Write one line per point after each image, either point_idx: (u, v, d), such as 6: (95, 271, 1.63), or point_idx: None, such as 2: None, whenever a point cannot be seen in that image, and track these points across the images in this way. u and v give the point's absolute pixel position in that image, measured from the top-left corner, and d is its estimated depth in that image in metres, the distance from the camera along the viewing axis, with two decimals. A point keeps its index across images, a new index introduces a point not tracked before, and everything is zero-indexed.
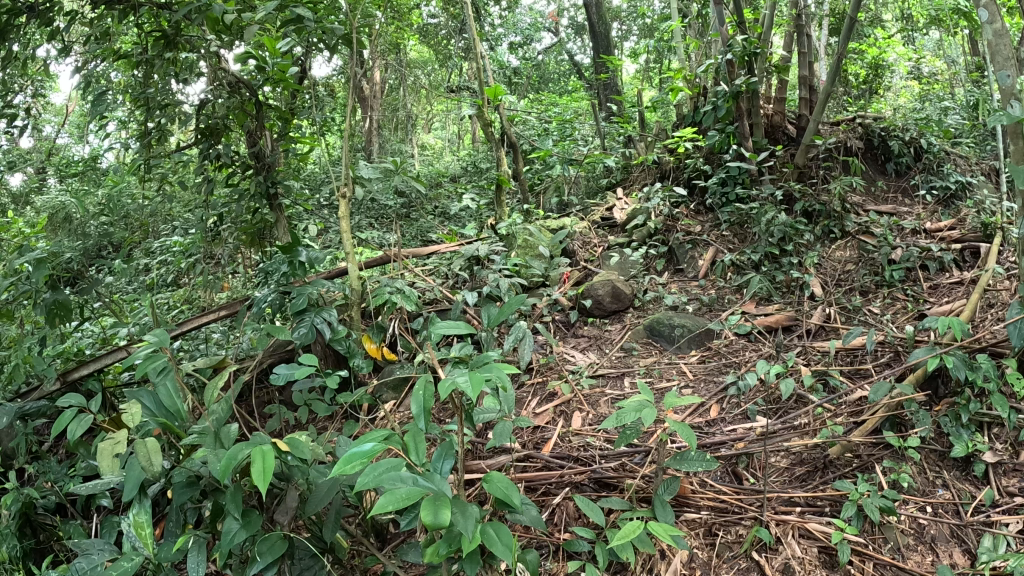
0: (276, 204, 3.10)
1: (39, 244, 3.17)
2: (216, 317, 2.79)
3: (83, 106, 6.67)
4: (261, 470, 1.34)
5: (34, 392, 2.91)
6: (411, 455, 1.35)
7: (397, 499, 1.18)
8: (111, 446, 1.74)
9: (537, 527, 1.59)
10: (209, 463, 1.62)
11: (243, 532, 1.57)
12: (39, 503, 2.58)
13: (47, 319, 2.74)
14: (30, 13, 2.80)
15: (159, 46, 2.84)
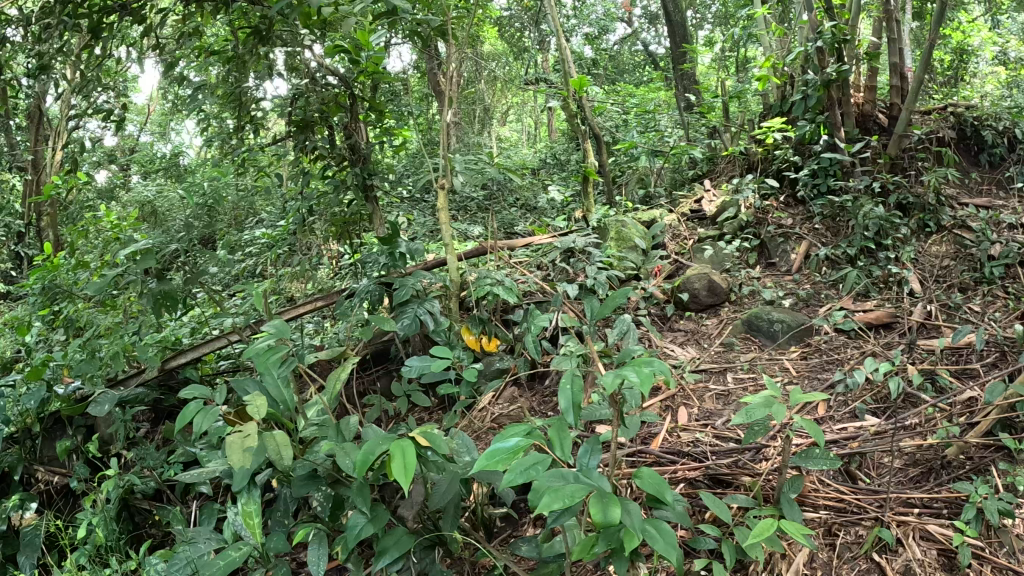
0: (371, 196, 3.11)
1: (136, 234, 3.26)
2: (313, 307, 2.81)
3: (168, 106, 6.90)
4: (403, 467, 1.31)
5: (134, 376, 3.02)
6: (557, 450, 1.26)
7: (564, 497, 1.15)
8: (242, 439, 1.66)
9: (686, 525, 1.48)
10: (338, 456, 1.63)
11: (371, 526, 1.59)
12: (137, 489, 2.67)
13: (153, 308, 2.82)
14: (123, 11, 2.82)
15: (252, 42, 2.90)
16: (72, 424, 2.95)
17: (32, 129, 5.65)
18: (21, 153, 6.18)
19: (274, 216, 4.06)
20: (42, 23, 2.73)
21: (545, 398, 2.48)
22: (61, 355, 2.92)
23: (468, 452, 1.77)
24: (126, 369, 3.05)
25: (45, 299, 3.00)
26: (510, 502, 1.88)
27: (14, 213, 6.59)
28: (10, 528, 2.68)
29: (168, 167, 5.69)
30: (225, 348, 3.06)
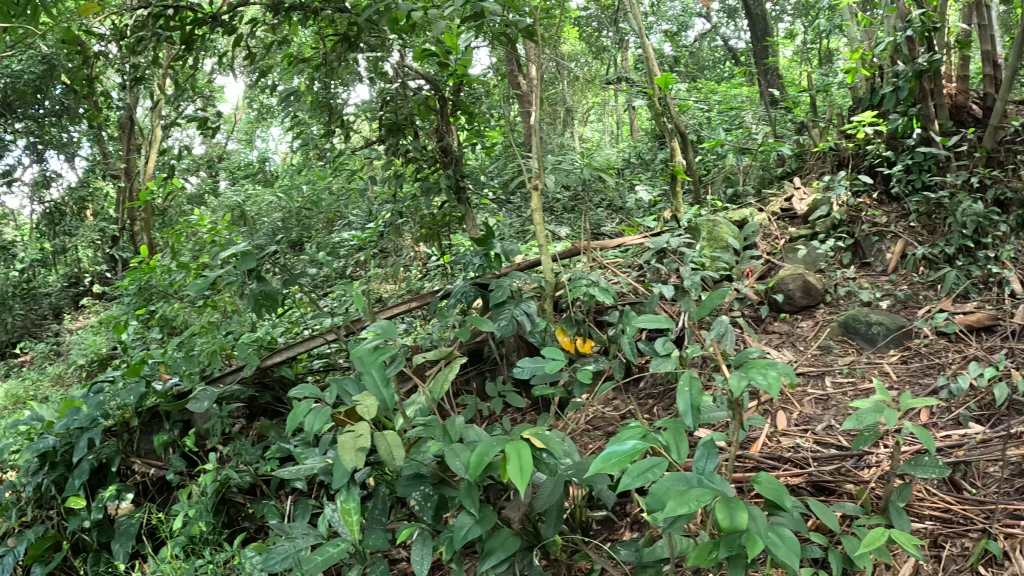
0: (464, 197, 3.14)
1: (233, 235, 3.30)
2: (408, 308, 2.85)
3: (254, 114, 7.12)
4: (519, 469, 1.40)
5: (230, 373, 3.11)
6: (672, 452, 1.38)
7: (693, 500, 1.26)
8: (355, 439, 1.75)
9: (798, 529, 1.53)
10: (449, 458, 1.69)
11: (479, 527, 1.67)
12: (233, 484, 2.74)
13: (254, 308, 2.90)
14: (214, 22, 2.69)
15: (340, 47, 2.95)
16: (169, 418, 3.02)
17: (127, 138, 5.89)
18: (117, 161, 6.45)
19: (362, 218, 4.11)
20: (137, 34, 2.63)
21: (642, 401, 2.63)
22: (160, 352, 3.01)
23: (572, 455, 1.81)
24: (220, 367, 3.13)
25: (142, 299, 3.24)
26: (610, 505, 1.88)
27: (110, 219, 6.88)
28: (106, 515, 2.61)
29: (257, 172, 5.88)
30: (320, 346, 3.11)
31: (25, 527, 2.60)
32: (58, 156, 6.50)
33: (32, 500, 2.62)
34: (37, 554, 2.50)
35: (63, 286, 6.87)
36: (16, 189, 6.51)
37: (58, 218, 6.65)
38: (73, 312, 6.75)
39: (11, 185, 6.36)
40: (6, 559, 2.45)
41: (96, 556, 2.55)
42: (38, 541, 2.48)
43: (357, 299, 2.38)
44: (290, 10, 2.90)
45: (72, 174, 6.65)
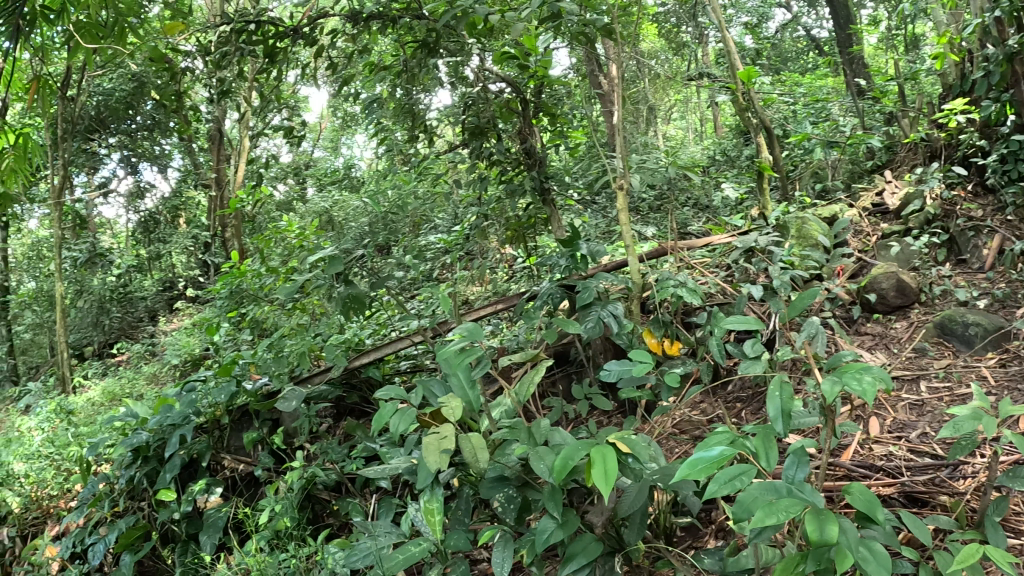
0: (549, 199, 3.11)
1: (321, 241, 3.36)
2: (494, 311, 2.91)
3: (338, 120, 7.30)
4: (603, 474, 1.45)
5: (318, 374, 3.20)
6: (762, 460, 1.37)
7: (780, 512, 1.24)
8: (438, 440, 1.78)
9: (891, 544, 1.48)
10: (534, 461, 1.71)
11: (560, 532, 1.69)
12: (319, 481, 2.79)
13: (342, 312, 2.93)
14: (294, 36, 2.77)
15: (420, 54, 2.97)
16: (258, 416, 3.11)
17: (216, 149, 6.04)
18: (209, 170, 6.70)
19: (448, 221, 4.11)
20: (222, 49, 2.70)
21: (730, 404, 2.57)
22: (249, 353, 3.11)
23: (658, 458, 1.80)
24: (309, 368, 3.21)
25: (234, 302, 3.39)
26: (696, 512, 1.86)
27: (203, 225, 7.16)
28: (194, 508, 2.63)
29: (343, 178, 6.03)
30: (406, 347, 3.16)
31: (116, 516, 2.63)
32: (152, 167, 6.82)
33: (123, 492, 2.67)
34: (127, 542, 2.52)
35: (159, 290, 7.17)
36: (114, 200, 6.84)
37: (154, 226, 6.95)
38: (169, 315, 7.04)
39: (109, 197, 6.70)
40: (99, 547, 2.47)
41: (184, 546, 2.54)
42: (129, 529, 2.50)
43: (442, 302, 2.40)
44: (368, 19, 2.90)
45: (166, 185, 6.94)
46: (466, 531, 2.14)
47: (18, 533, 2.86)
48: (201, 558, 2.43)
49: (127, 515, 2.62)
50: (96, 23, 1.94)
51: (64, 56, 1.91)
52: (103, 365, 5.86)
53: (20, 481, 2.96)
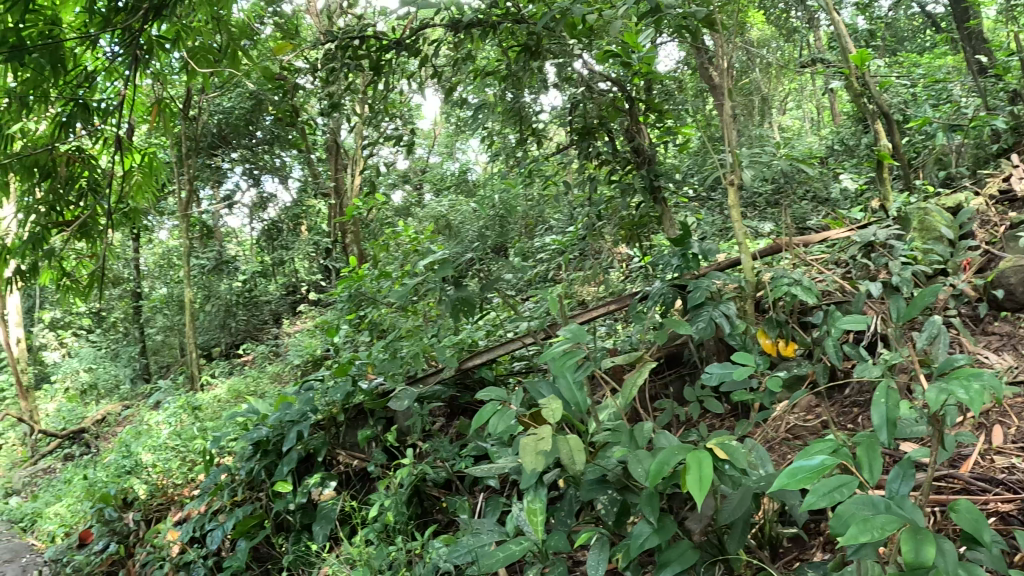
0: (661, 197, 2.89)
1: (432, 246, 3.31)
2: (602, 312, 2.78)
3: (451, 125, 7.43)
4: (698, 480, 1.41)
5: (431, 375, 3.16)
6: (864, 472, 1.32)
7: (874, 529, 1.17)
8: (535, 441, 1.79)
9: (999, 568, 1.38)
10: (631, 465, 1.68)
11: (655, 537, 1.66)
12: (429, 478, 2.68)
13: (452, 314, 2.98)
14: (398, 47, 2.69)
15: (523, 58, 2.79)
16: (373, 414, 3.10)
17: (332, 159, 6.17)
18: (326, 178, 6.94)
19: (562, 222, 3.95)
20: (330, 65, 2.71)
21: (845, 410, 2.41)
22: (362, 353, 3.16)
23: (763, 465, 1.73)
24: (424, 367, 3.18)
25: (352, 305, 3.50)
26: (802, 523, 1.76)
27: (323, 232, 7.47)
28: (308, 499, 2.72)
29: (457, 183, 6.17)
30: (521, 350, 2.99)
31: (236, 505, 2.82)
32: (272, 178, 7.24)
33: (244, 482, 2.85)
34: (243, 529, 2.68)
35: (283, 294, 7.57)
36: (239, 211, 7.31)
37: (277, 234, 7.42)
38: (291, 317, 7.44)
39: (233, 208, 7.24)
40: (217, 533, 2.67)
41: (297, 535, 2.65)
42: (245, 517, 2.65)
43: (552, 305, 2.29)
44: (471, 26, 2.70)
45: (287, 195, 7.33)
46: (568, 533, 2.06)
47: (146, 517, 3.12)
48: (312, 548, 2.51)
49: (246, 505, 2.78)
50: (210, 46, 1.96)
51: (184, 79, 2.06)
52: (230, 365, 6.27)
53: (151, 471, 3.29)
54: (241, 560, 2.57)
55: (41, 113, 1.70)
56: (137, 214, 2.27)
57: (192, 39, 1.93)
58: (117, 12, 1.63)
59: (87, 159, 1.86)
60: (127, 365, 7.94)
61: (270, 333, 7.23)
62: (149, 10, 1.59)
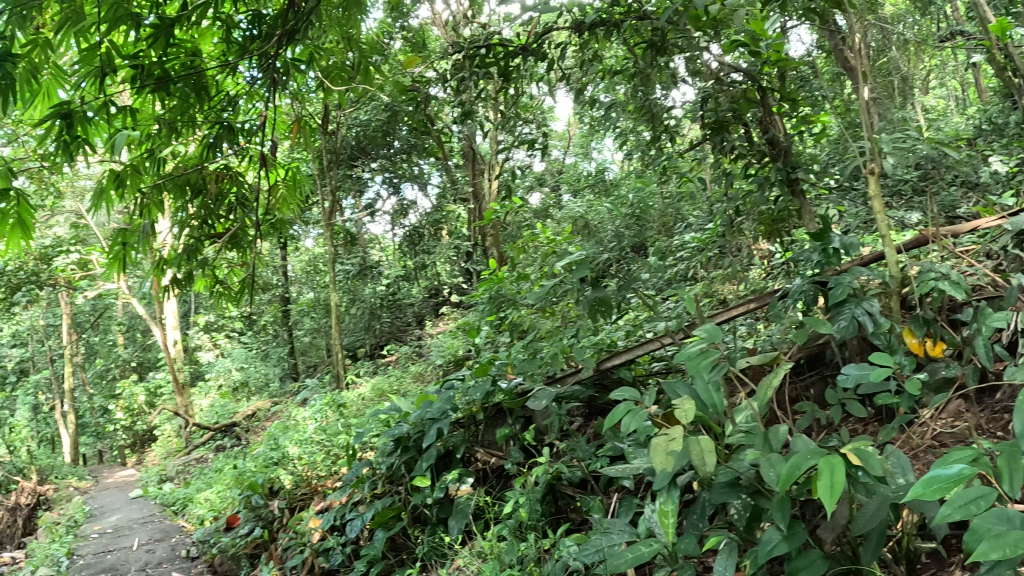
0: (800, 190, 2.54)
1: (573, 245, 2.88)
2: (745, 309, 2.49)
3: (584, 126, 7.40)
4: (830, 486, 1.27)
5: (570, 375, 2.71)
6: (1004, 484, 1.18)
7: (1003, 545, 1.05)
8: (666, 442, 1.63)
9: None
10: (762, 467, 1.53)
11: (784, 545, 1.52)
12: (565, 477, 2.39)
13: (588, 315, 2.47)
14: (525, 53, 2.51)
15: (649, 55, 2.57)
16: (511, 413, 2.77)
17: (470, 164, 6.22)
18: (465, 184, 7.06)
19: (702, 218, 3.66)
20: (457, 75, 2.56)
21: (996, 415, 2.17)
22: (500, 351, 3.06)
23: (903, 472, 1.56)
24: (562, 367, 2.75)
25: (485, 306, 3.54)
26: (944, 538, 1.59)
27: (463, 236, 7.56)
28: (445, 494, 2.75)
29: (593, 184, 6.16)
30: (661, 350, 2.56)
31: (376, 497, 2.94)
32: (412, 186, 7.52)
33: (385, 476, 2.95)
34: (382, 520, 2.76)
35: (425, 296, 7.90)
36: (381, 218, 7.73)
37: (419, 239, 7.66)
38: (432, 318, 7.72)
39: (375, 215, 7.53)
40: (357, 522, 2.79)
41: (432, 529, 2.70)
42: (384, 509, 2.75)
43: (688, 298, 2.03)
44: (593, 28, 2.49)
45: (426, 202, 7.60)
46: (701, 539, 1.80)
47: (290, 506, 3.41)
48: (447, 541, 2.55)
49: (386, 497, 2.88)
50: (344, 65, 2.10)
51: (320, 96, 2.20)
52: (375, 365, 6.60)
53: (297, 463, 3.56)
54: (377, 549, 2.67)
55: (190, 136, 1.89)
56: (283, 225, 2.43)
57: (327, 59, 2.07)
58: (252, 39, 1.79)
59: (235, 176, 2.06)
60: (277, 364, 8.84)
61: (413, 334, 7.57)
62: (281, 37, 1.68)
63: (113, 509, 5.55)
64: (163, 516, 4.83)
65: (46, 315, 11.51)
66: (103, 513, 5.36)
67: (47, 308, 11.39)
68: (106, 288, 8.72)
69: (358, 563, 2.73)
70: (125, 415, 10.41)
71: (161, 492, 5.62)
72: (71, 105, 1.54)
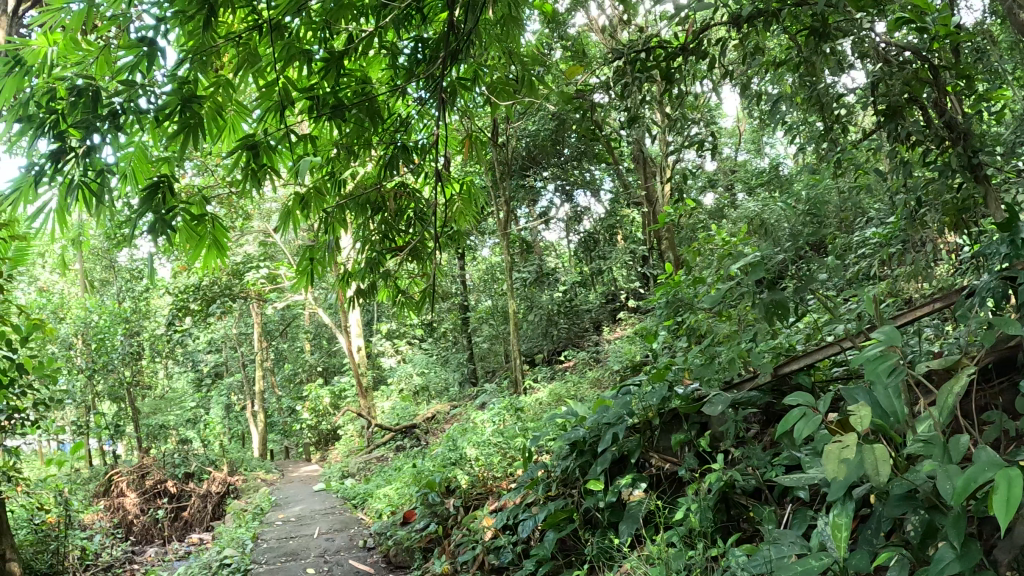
0: (984, 176, 2.20)
1: (750, 246, 2.75)
2: (928, 309, 2.23)
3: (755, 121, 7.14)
4: (1005, 501, 1.13)
5: (747, 380, 2.62)
6: None
7: None
8: (838, 449, 1.48)
9: None
10: (937, 480, 1.39)
11: (957, 564, 1.38)
12: (738, 484, 2.29)
13: (765, 321, 2.26)
14: (684, 54, 2.32)
15: (811, 44, 2.17)
16: (686, 418, 2.66)
17: (641, 167, 6.07)
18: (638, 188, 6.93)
19: (883, 211, 3.26)
20: (621, 81, 2.47)
21: None
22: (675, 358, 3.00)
23: None
24: (740, 372, 2.67)
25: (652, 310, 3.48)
26: None
27: (639, 240, 7.39)
28: (618, 498, 2.71)
29: (770, 180, 5.90)
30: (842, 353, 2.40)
31: (549, 499, 2.97)
32: (585, 193, 7.61)
33: (558, 479, 2.99)
34: (554, 521, 2.79)
35: (602, 302, 7.95)
36: (555, 225, 7.96)
37: (594, 245, 7.70)
38: (609, 324, 7.73)
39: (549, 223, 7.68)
40: (530, 523, 2.83)
41: (603, 533, 2.68)
42: (556, 511, 2.77)
43: (867, 298, 1.89)
44: (753, 19, 2.14)
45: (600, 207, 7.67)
46: (876, 554, 1.70)
47: (465, 504, 3.55)
48: (618, 545, 2.52)
49: (559, 500, 2.90)
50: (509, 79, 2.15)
51: (488, 111, 2.28)
52: (552, 371, 6.71)
53: (473, 464, 3.77)
54: (547, 550, 2.70)
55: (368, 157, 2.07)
56: (460, 236, 2.55)
57: (492, 75, 2.12)
58: (420, 63, 1.90)
59: (411, 192, 2.18)
60: (456, 369, 9.27)
61: (590, 339, 7.64)
62: (446, 58, 1.74)
63: (298, 500, 6.02)
64: (342, 509, 5.18)
65: (237, 325, 12.62)
66: (286, 504, 5.84)
67: (239, 318, 12.56)
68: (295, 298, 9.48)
69: (527, 562, 2.77)
70: (312, 415, 11.26)
71: (344, 487, 6.05)
72: (257, 137, 1.71)
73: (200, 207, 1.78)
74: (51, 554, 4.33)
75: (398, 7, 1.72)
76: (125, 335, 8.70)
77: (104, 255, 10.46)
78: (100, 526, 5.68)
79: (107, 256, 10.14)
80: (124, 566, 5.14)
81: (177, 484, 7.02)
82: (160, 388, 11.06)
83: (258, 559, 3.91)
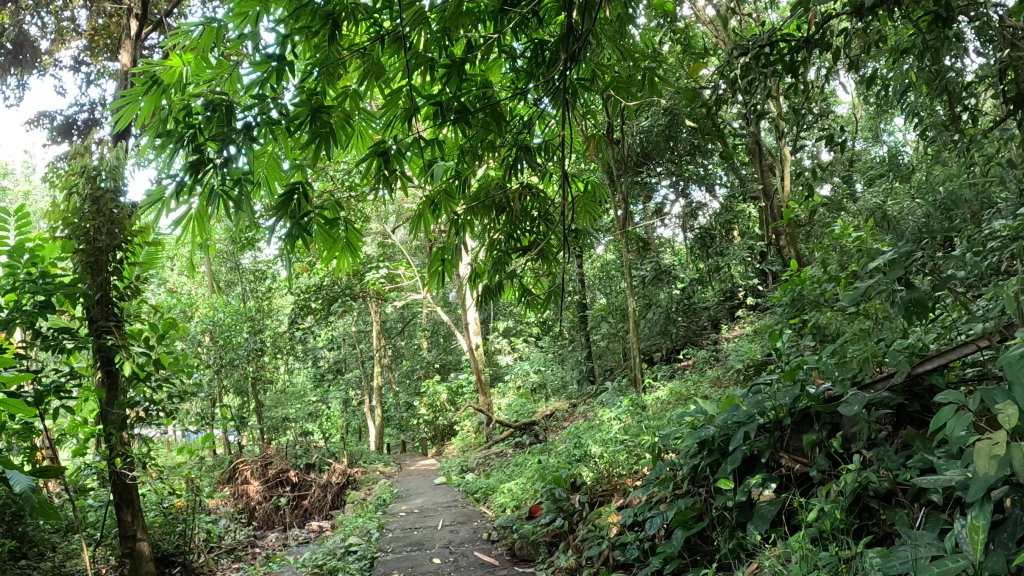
0: None
1: (882, 241, 2.60)
2: None
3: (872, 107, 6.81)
4: None
5: (881, 380, 2.49)
6: None
7: None
8: (989, 445, 1.45)
9: None
10: None
11: None
12: (872, 486, 2.18)
13: (904, 319, 2.11)
14: (806, 44, 2.24)
15: (936, 27, 2.02)
16: (816, 419, 2.56)
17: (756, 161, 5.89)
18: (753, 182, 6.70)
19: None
20: (745, 76, 2.36)
21: None
22: (801, 357, 2.89)
23: None
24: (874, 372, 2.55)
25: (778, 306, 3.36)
26: None
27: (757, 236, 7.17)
28: (747, 498, 2.61)
29: (894, 170, 5.60)
30: (982, 353, 2.26)
31: (678, 497, 2.91)
32: (700, 188, 7.46)
33: (686, 477, 2.92)
34: (682, 520, 2.73)
35: (719, 300, 7.80)
36: (670, 223, 7.83)
37: (711, 241, 7.54)
38: (728, 322, 7.55)
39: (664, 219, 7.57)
40: (657, 520, 2.78)
41: (731, 532, 2.58)
42: (684, 509, 2.71)
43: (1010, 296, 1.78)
44: (875, 7, 2.00)
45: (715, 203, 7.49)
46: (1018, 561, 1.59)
47: (590, 500, 3.58)
48: (746, 546, 2.44)
49: (687, 497, 2.82)
50: (631, 76, 2.11)
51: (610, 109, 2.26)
52: (671, 369, 6.62)
53: (599, 461, 3.76)
54: (674, 548, 2.64)
55: (492, 159, 2.11)
56: (586, 234, 2.55)
57: (614, 74, 2.10)
58: (540, 64, 1.92)
59: (535, 193, 2.21)
60: (573, 367, 9.29)
61: (708, 338, 7.49)
62: (568, 58, 1.71)
63: (419, 492, 6.18)
64: (465, 503, 5.27)
65: (357, 323, 13.09)
66: (407, 496, 6.02)
67: (359, 318, 13.05)
68: (414, 298, 9.76)
69: (654, 559, 2.72)
70: (429, 410, 11.57)
71: (464, 481, 6.18)
72: (383, 144, 1.79)
73: (333, 211, 1.90)
74: (178, 535, 4.63)
75: (515, 11, 1.73)
76: (249, 333, 9.17)
77: (232, 258, 11.06)
78: (225, 512, 6.04)
79: (232, 259, 10.68)
80: (246, 549, 5.52)
81: (299, 474, 7.35)
82: (282, 383, 11.58)
83: (384, 548, 4.05)
